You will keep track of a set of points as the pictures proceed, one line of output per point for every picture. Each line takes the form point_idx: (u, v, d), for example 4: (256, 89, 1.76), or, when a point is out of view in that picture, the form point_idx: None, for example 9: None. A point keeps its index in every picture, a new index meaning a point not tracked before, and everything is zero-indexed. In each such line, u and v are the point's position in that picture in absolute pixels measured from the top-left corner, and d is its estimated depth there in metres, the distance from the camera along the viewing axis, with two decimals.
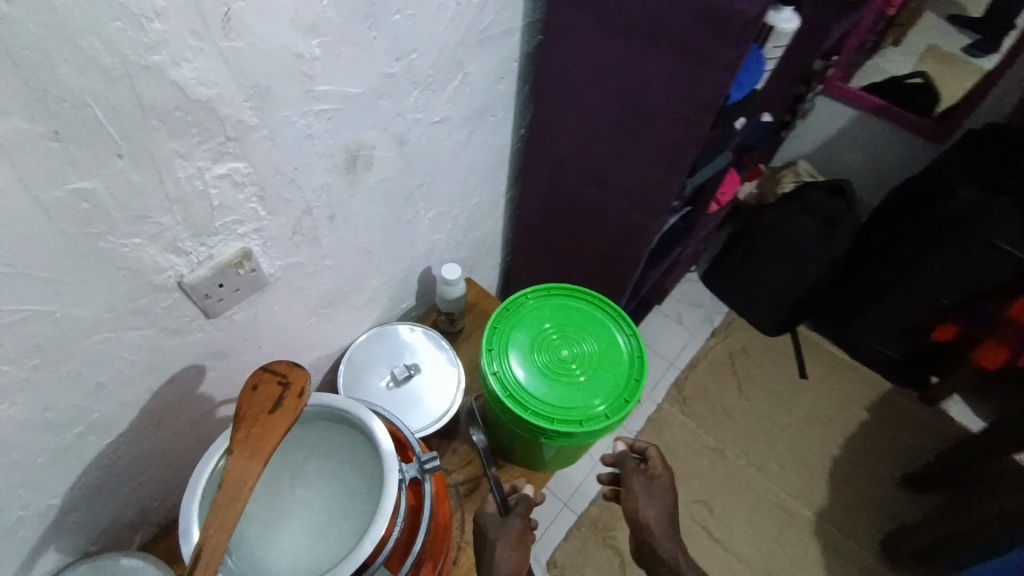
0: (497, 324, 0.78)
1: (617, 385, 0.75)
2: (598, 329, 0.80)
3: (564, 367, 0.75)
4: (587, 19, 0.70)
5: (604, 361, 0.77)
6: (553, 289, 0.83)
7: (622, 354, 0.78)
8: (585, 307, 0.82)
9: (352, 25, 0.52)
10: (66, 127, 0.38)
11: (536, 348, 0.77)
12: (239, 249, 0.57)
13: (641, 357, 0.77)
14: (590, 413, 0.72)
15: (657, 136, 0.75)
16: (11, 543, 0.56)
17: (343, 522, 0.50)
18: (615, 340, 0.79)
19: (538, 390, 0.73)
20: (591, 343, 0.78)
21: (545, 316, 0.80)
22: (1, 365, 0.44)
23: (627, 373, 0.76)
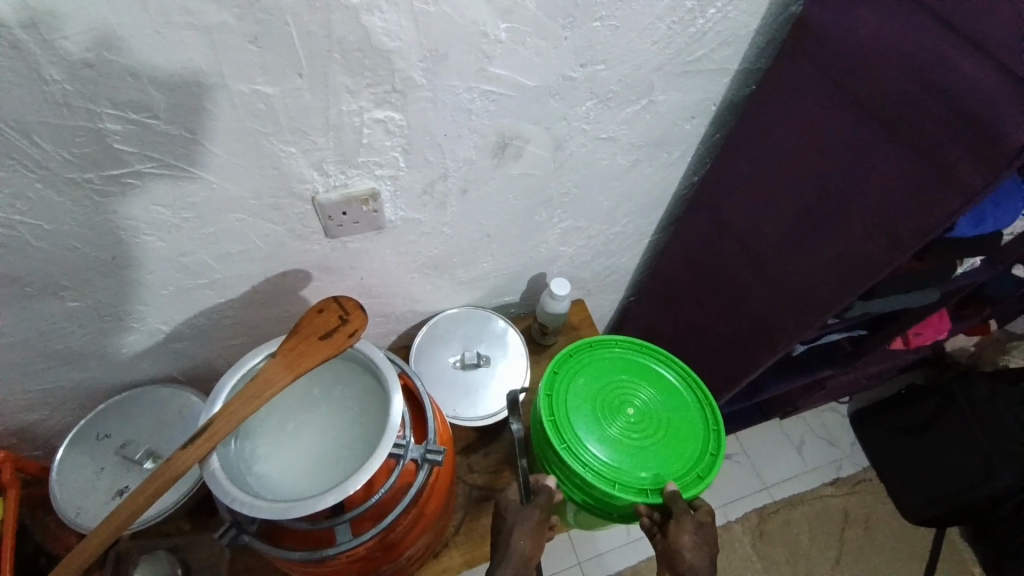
0: (572, 353, 0.74)
1: (674, 469, 0.66)
2: (679, 408, 0.72)
3: (625, 425, 0.69)
4: (815, 84, 0.61)
5: (672, 439, 0.69)
6: (647, 348, 0.76)
7: (695, 443, 0.69)
8: (673, 382, 0.74)
9: (547, 19, 0.51)
10: (264, 36, 0.44)
11: (605, 393, 0.71)
12: (370, 188, 0.61)
13: (714, 456, 0.68)
14: (631, 483, 0.65)
15: (838, 242, 0.63)
16: (128, 341, 0.69)
17: (330, 467, 0.51)
18: (694, 427, 0.70)
19: (584, 432, 0.68)
20: (665, 415, 0.71)
21: (628, 368, 0.74)
22: (162, 206, 0.54)
23: (692, 464, 0.67)
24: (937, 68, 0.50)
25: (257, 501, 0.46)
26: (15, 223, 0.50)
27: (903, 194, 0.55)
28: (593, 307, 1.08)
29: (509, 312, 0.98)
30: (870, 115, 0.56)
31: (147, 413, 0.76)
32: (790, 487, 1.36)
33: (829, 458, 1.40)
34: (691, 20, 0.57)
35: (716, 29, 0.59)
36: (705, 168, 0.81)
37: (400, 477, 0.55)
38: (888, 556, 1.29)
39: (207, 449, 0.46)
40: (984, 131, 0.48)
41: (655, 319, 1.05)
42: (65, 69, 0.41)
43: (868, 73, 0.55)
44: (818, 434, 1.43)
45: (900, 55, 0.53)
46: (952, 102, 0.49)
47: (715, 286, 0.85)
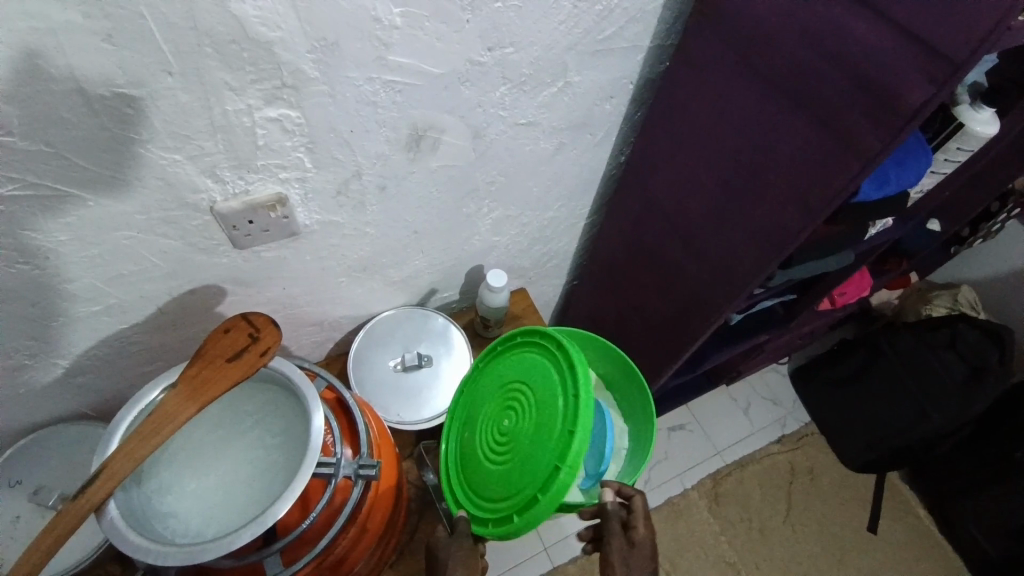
0: (454, 414, 0.67)
1: (550, 447, 0.53)
2: (533, 377, 0.58)
3: (500, 450, 0.58)
4: (722, 57, 0.61)
5: (537, 421, 0.55)
6: (491, 356, 0.66)
7: (556, 402, 0.54)
8: (520, 363, 0.61)
9: (443, 2, 0.49)
10: (119, 33, 0.39)
11: (474, 430, 0.62)
12: (276, 193, 0.57)
13: (576, 399, 0.53)
14: (523, 503, 0.53)
15: (755, 214, 0.64)
16: (18, 382, 0.62)
17: (255, 496, 0.49)
18: (551, 384, 0.56)
19: (482, 488, 0.58)
20: (523, 398, 0.58)
21: (485, 386, 0.64)
22: (32, 231, 0.48)
23: (561, 427, 0.53)
24: (828, 33, 0.51)
25: (164, 547, 0.42)
26: None
27: (810, 162, 0.57)
28: (536, 294, 1.07)
29: (449, 308, 0.95)
30: (776, 87, 0.57)
31: (62, 452, 0.68)
32: (741, 449, 1.41)
33: (774, 416, 1.47)
34: None
35: (624, 4, 0.58)
36: (630, 147, 0.80)
37: (335, 498, 0.53)
38: (835, 503, 1.37)
39: (101, 495, 0.42)
40: (877, 96, 0.49)
41: (597, 301, 1.05)
42: None
43: (770, 45, 0.56)
44: (762, 396, 1.50)
45: (796, 24, 0.53)
46: (846, 70, 0.50)
47: (650, 264, 0.86)
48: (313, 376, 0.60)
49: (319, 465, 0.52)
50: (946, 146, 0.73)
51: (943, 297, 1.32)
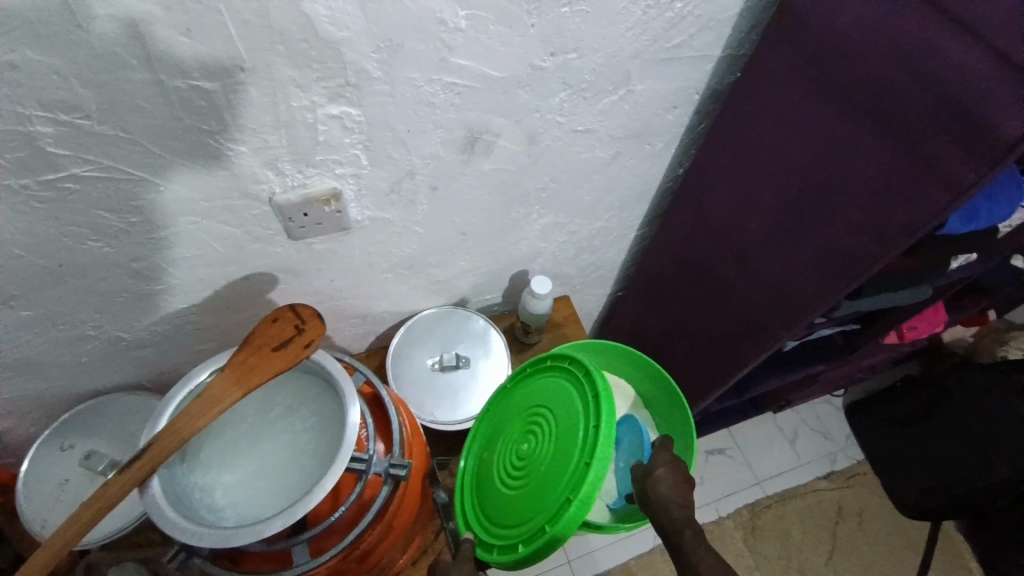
0: (476, 430, 0.66)
1: (564, 478, 0.51)
2: (558, 403, 0.57)
3: (516, 476, 0.57)
4: (799, 72, 0.57)
5: (555, 449, 0.54)
6: (519, 378, 0.64)
7: (577, 431, 0.52)
8: (546, 387, 0.59)
9: (509, 6, 0.48)
10: (198, 27, 0.40)
11: (493, 450, 0.61)
12: (331, 188, 0.58)
13: (597, 429, 0.50)
14: (529, 534, 0.51)
15: (823, 240, 0.60)
16: (84, 350, 0.66)
17: (287, 485, 0.50)
18: (574, 411, 0.54)
19: (492, 511, 0.57)
20: (544, 424, 0.57)
21: (509, 407, 0.63)
22: (106, 211, 0.51)
23: (578, 457, 0.51)
24: (925, 50, 0.47)
25: (197, 526, 0.44)
26: None
27: (888, 190, 0.52)
28: (579, 303, 1.06)
29: (491, 311, 0.95)
30: (858, 106, 0.53)
31: (117, 423, 0.73)
32: (783, 481, 1.34)
33: (823, 451, 1.38)
34: (667, 3, 0.54)
35: (696, 12, 0.56)
36: (690, 160, 0.77)
37: (364, 493, 0.53)
38: (883, 551, 1.28)
39: (146, 470, 0.44)
40: (974, 121, 0.45)
41: (642, 316, 1.02)
42: None
43: (853, 61, 0.52)
44: (811, 427, 1.41)
45: (886, 40, 0.49)
46: (940, 91, 0.46)
47: (702, 283, 0.83)
48: (352, 370, 0.61)
49: (352, 460, 0.53)
50: None
51: None
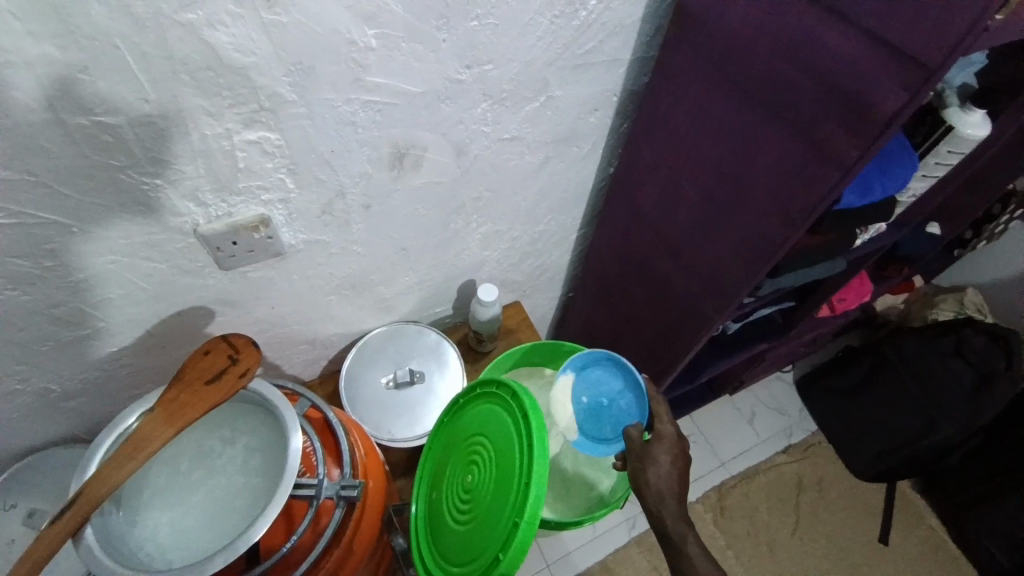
0: (421, 473, 0.65)
1: (509, 502, 0.51)
2: (493, 427, 0.57)
3: (465, 510, 0.57)
4: (700, 68, 0.60)
5: (498, 474, 0.54)
6: (454, 409, 0.64)
7: (515, 452, 0.53)
8: (480, 414, 0.60)
9: (418, 23, 0.49)
10: (94, 63, 0.39)
11: (440, 488, 0.61)
12: (259, 214, 0.57)
13: (530, 445, 0.51)
14: (484, 567, 0.51)
15: (740, 224, 0.64)
16: (8, 407, 0.62)
17: (234, 520, 0.49)
18: (508, 433, 0.55)
19: (447, 555, 0.56)
20: (483, 451, 0.57)
21: (449, 441, 0.62)
22: (17, 259, 0.49)
23: (519, 478, 0.51)
24: (800, 41, 0.50)
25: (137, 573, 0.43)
26: None
27: (789, 172, 0.56)
28: (531, 307, 1.07)
29: (443, 324, 0.95)
30: (754, 97, 0.57)
31: (53, 480, 0.70)
32: (746, 460, 1.39)
33: (779, 426, 1.44)
34: (574, 12, 0.56)
35: (603, 20, 0.58)
36: (617, 158, 0.80)
37: (316, 519, 0.52)
38: (843, 515, 1.34)
39: (75, 523, 0.42)
40: (852, 102, 0.49)
41: (593, 314, 1.05)
42: None
43: (743, 56, 0.56)
44: (767, 405, 1.48)
45: (768, 35, 0.53)
46: (819, 78, 0.50)
47: (639, 276, 0.85)
48: (297, 398, 0.60)
49: (301, 486, 0.52)
50: (935, 150, 0.72)
51: (948, 301, 1.30)
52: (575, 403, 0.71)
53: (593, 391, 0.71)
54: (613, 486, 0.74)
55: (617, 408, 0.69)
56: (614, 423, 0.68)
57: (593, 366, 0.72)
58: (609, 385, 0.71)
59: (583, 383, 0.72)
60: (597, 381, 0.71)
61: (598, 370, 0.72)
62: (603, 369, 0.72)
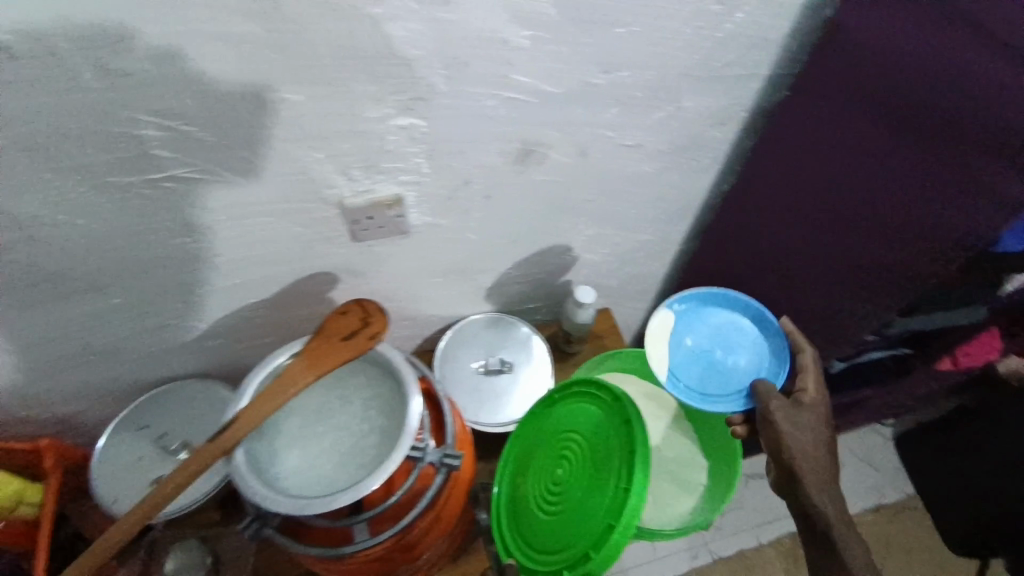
0: (507, 459, 0.67)
1: (604, 503, 0.53)
2: (591, 427, 0.59)
3: (554, 502, 0.59)
4: (840, 90, 0.60)
5: (594, 474, 0.56)
6: (546, 401, 0.66)
7: (614, 455, 0.54)
8: (576, 412, 0.61)
9: (567, 27, 0.51)
10: (292, 46, 0.45)
11: (528, 477, 0.63)
12: (394, 193, 0.62)
13: (633, 452, 0.52)
14: (575, 560, 0.53)
15: (871, 253, 0.61)
16: (163, 338, 0.71)
17: (351, 468, 0.54)
18: (608, 436, 0.56)
19: (534, 542, 0.59)
20: (579, 449, 0.59)
21: (539, 432, 0.64)
22: (197, 211, 0.56)
23: (617, 482, 0.52)
24: (964, 71, 0.49)
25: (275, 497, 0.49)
26: (62, 224, 0.53)
27: (932, 203, 0.54)
28: (619, 316, 1.07)
29: (533, 320, 0.98)
30: (900, 122, 0.55)
31: (182, 407, 0.77)
32: None
33: (868, 480, 1.34)
34: (720, 24, 0.56)
35: (748, 33, 0.58)
36: (732, 179, 0.79)
37: (417, 481, 0.57)
38: None
39: (229, 444, 0.49)
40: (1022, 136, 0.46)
41: None
42: (101, 76, 0.43)
43: (892, 80, 0.55)
44: (857, 455, 1.37)
45: (925, 63, 0.52)
46: (982, 107, 0.49)
47: (740, 300, 0.84)
48: None
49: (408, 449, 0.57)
50: None
51: None
52: (678, 343, 0.73)
53: (706, 338, 0.74)
54: (695, 510, 0.71)
55: (733, 363, 0.71)
56: (721, 378, 0.70)
57: (711, 312, 0.75)
58: (726, 332, 0.74)
59: (692, 328, 0.75)
60: (716, 330, 0.74)
61: (720, 318, 0.75)
62: (727, 317, 0.75)
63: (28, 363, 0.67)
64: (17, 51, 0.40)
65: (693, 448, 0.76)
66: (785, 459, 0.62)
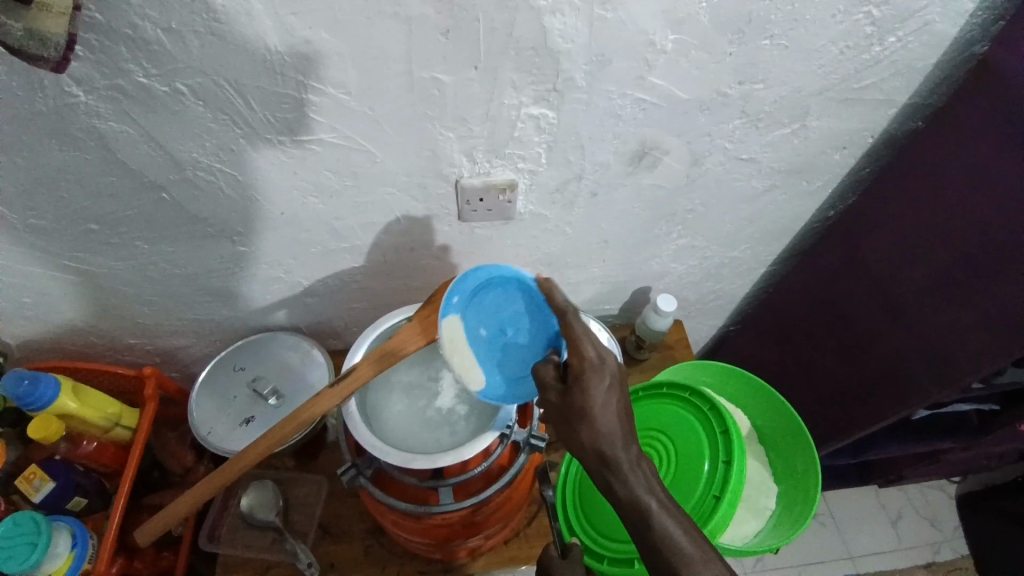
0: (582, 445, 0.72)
1: (690, 506, 0.59)
2: (678, 431, 0.65)
3: None
4: (990, 127, 0.60)
5: (678, 475, 0.62)
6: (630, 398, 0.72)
7: (704, 463, 0.61)
8: (665, 414, 0.67)
9: (715, 34, 0.52)
10: (454, 29, 0.48)
11: None
12: (509, 180, 0.64)
13: (728, 465, 0.59)
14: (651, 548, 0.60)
15: (1001, 298, 0.59)
16: (268, 290, 0.76)
17: (442, 433, 0.61)
18: (698, 443, 0.63)
19: (604, 525, 0.66)
20: (662, 449, 0.65)
21: None
22: (331, 174, 0.60)
23: (707, 490, 0.59)
24: None
25: (383, 446, 0.56)
26: (215, 171, 0.57)
27: None
28: (692, 330, 1.05)
29: (606, 322, 0.98)
30: None
31: (275, 355, 0.82)
32: (878, 561, 1.24)
33: (927, 538, 1.27)
34: (867, 46, 0.56)
35: (891, 57, 0.58)
36: (845, 203, 0.77)
37: (500, 458, 0.60)
38: None
39: (351, 389, 0.59)
40: None
41: (757, 353, 1.01)
42: (286, 40, 0.47)
43: None
44: (917, 511, 1.30)
45: None
46: None
47: (835, 327, 0.82)
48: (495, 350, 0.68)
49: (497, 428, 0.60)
50: None
51: None
52: (474, 336, 0.59)
53: (493, 320, 0.59)
54: (759, 534, 0.70)
55: (518, 344, 0.58)
56: (527, 360, 0.58)
57: (484, 291, 0.60)
58: (510, 309, 0.59)
59: (476, 312, 0.60)
60: (494, 306, 0.59)
61: (493, 293, 0.59)
62: (503, 290, 0.60)
63: (150, 296, 0.73)
64: (222, 9, 0.44)
65: (764, 473, 0.75)
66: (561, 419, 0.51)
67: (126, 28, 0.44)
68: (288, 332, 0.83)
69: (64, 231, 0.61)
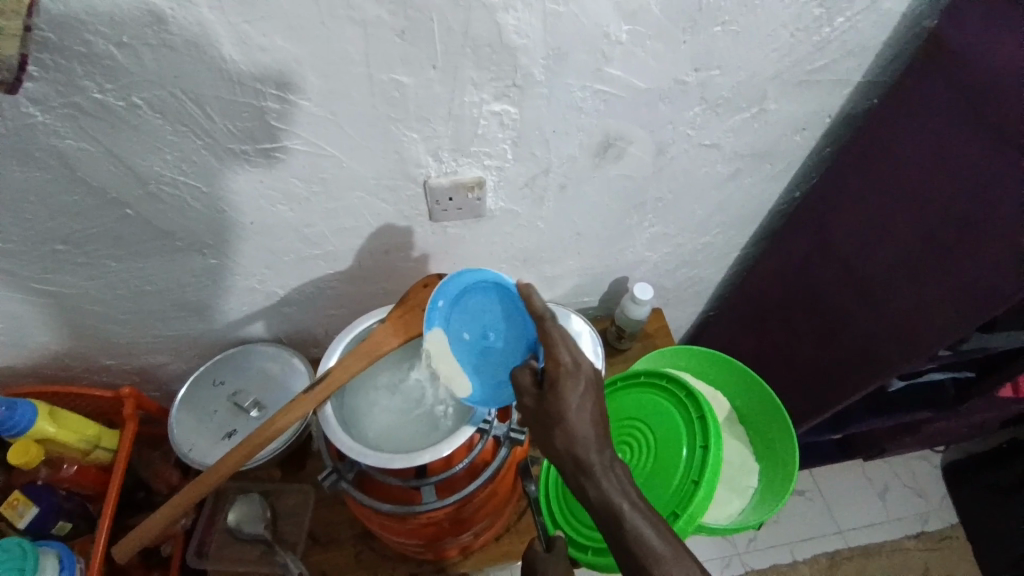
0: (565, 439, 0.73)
1: (668, 491, 0.60)
2: (656, 419, 0.66)
3: None
4: (941, 106, 0.61)
5: (657, 462, 0.63)
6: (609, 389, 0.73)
7: (682, 449, 0.62)
8: (642, 403, 0.68)
9: (668, 24, 0.53)
10: (410, 30, 0.48)
11: None
12: (476, 177, 0.65)
13: (705, 449, 0.60)
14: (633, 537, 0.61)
15: (958, 271, 0.61)
16: (243, 301, 0.76)
17: (422, 433, 0.61)
18: (675, 429, 0.64)
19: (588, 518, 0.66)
20: (641, 438, 0.66)
21: None
22: (297, 181, 0.60)
23: (685, 475, 0.60)
24: None
25: (362, 449, 0.56)
26: (179, 184, 0.57)
27: None
28: (672, 318, 1.06)
29: (586, 315, 0.98)
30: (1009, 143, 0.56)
31: (256, 367, 0.82)
32: (867, 534, 1.26)
33: (913, 507, 1.30)
34: (817, 28, 0.57)
35: (842, 38, 0.59)
36: (810, 183, 0.78)
37: (482, 454, 0.60)
38: None
39: (326, 393, 0.59)
40: None
41: (737, 338, 1.02)
42: (241, 48, 0.47)
43: (998, 98, 0.56)
44: (903, 482, 1.33)
45: None
46: None
47: (808, 306, 0.83)
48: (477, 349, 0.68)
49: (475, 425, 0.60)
50: None
51: None
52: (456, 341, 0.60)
53: (475, 324, 0.60)
54: (743, 512, 0.72)
55: (499, 349, 0.59)
56: (505, 364, 0.59)
57: (465, 296, 0.61)
58: (490, 314, 0.60)
59: (457, 318, 0.61)
60: (477, 311, 0.61)
61: (473, 298, 0.61)
62: (483, 296, 0.61)
63: (124, 314, 0.72)
64: (175, 22, 0.44)
65: (746, 452, 0.77)
66: (537, 422, 0.51)
67: (78, 45, 0.44)
68: (268, 344, 0.83)
69: (30, 254, 0.60)
